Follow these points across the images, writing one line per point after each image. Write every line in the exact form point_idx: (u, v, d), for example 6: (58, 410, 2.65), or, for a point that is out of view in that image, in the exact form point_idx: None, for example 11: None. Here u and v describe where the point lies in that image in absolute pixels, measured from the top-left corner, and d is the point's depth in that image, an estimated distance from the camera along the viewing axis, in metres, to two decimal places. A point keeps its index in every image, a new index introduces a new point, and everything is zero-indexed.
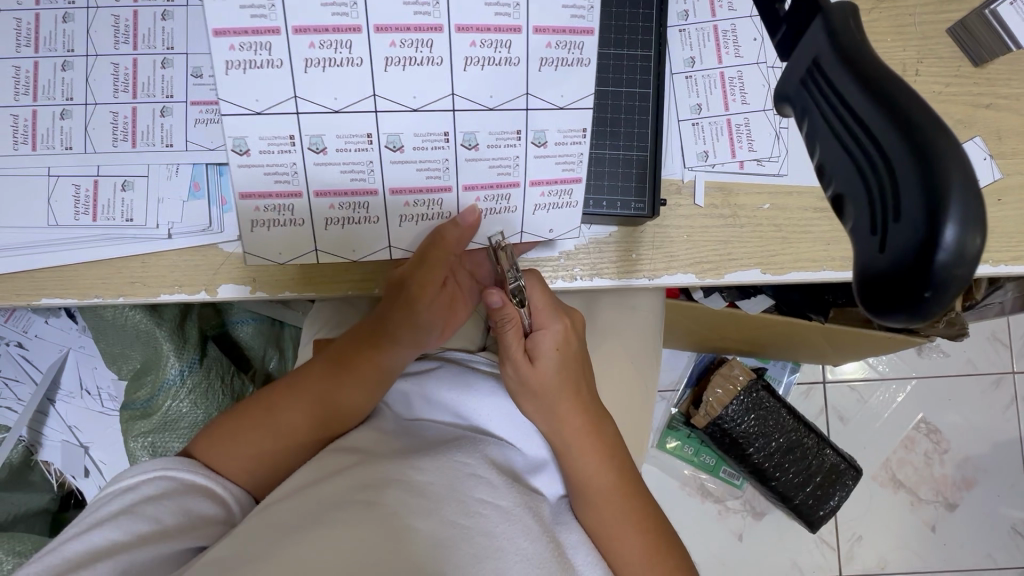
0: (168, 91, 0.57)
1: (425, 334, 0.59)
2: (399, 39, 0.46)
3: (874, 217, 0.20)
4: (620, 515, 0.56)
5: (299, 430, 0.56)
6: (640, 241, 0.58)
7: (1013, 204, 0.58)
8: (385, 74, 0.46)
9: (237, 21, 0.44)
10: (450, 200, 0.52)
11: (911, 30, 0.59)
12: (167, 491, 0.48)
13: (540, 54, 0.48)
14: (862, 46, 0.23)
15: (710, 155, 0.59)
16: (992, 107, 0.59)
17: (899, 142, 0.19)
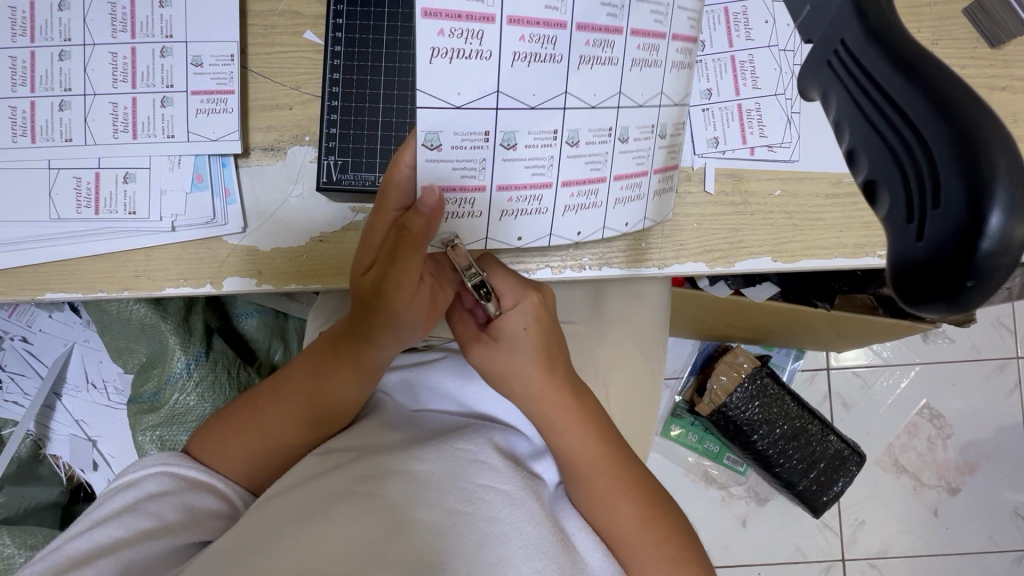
0: (168, 80, 0.56)
1: (401, 332, 0.53)
2: (528, 33, 0.42)
3: (912, 205, 0.19)
4: (611, 485, 0.54)
5: (289, 430, 0.55)
6: (649, 230, 0.57)
7: None
8: (510, 70, 0.43)
9: (451, 4, 0.39)
10: (604, 192, 0.51)
11: (926, 11, 0.58)
12: (169, 488, 0.48)
13: (579, 52, 0.44)
14: (890, 23, 0.22)
15: (720, 142, 0.58)
16: (1008, 89, 0.58)
17: (940, 126, 0.18)
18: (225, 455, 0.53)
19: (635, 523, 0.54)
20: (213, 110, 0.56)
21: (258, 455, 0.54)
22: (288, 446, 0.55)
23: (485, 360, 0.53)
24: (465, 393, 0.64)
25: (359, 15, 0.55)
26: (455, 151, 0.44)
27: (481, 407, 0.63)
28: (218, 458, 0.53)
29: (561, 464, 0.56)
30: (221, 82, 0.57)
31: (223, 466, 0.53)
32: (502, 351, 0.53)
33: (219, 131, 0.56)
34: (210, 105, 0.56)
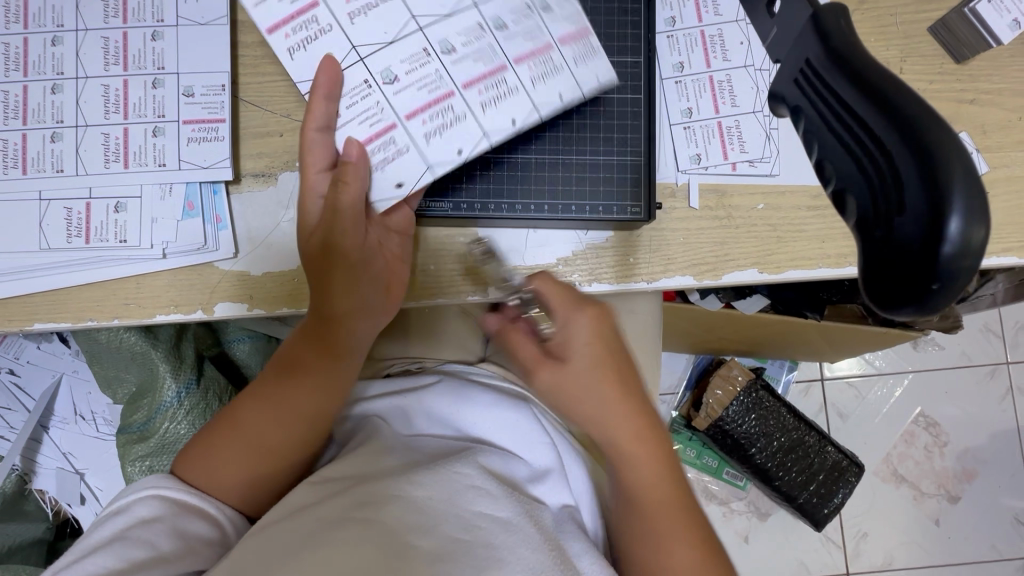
0: (160, 110, 0.57)
1: (364, 283, 0.54)
2: (353, 9, 0.51)
3: (877, 214, 0.20)
4: (674, 524, 0.50)
5: (275, 442, 0.53)
6: (637, 245, 0.58)
7: (1000, 196, 0.59)
8: (353, 26, 0.51)
9: (283, 11, 0.51)
10: (512, 77, 0.53)
11: (892, 30, 0.61)
12: (161, 512, 0.48)
13: (346, 10, 0.51)
14: (841, 34, 0.24)
15: (703, 158, 0.59)
16: (975, 102, 0.60)
17: (897, 138, 0.20)
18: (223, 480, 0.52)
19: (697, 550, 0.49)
20: (205, 138, 0.57)
21: (258, 462, 0.53)
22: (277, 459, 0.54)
23: (552, 382, 0.51)
24: (460, 415, 0.63)
25: None
26: (354, 110, 0.51)
27: (477, 428, 0.63)
28: (217, 487, 0.52)
29: (622, 496, 0.52)
30: (212, 111, 0.57)
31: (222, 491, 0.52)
32: (568, 370, 0.51)
33: (210, 158, 0.57)
34: (202, 134, 0.57)
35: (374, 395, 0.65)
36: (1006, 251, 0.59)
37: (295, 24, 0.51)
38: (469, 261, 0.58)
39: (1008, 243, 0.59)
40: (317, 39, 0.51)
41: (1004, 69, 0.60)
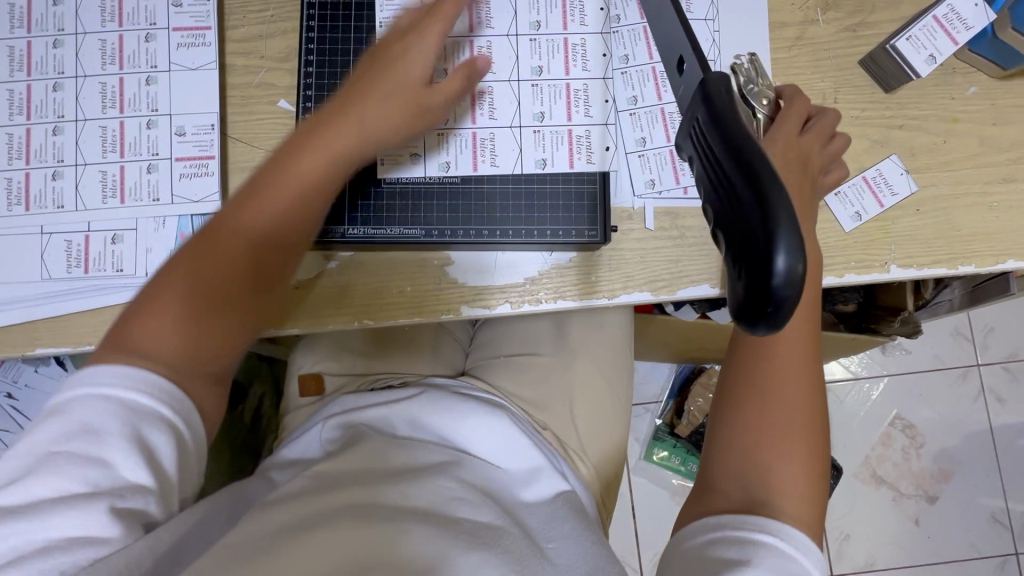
0: (154, 149, 0.61)
1: (341, 164, 0.55)
2: (183, 33, 0.63)
3: (735, 250, 0.26)
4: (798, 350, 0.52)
5: (240, 213, 0.52)
6: (598, 264, 0.63)
7: (930, 213, 0.64)
8: (188, 48, 0.63)
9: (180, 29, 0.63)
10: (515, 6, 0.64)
11: (826, 64, 0.67)
12: (102, 423, 0.42)
13: (175, 39, 0.63)
14: (730, 107, 0.29)
15: (657, 183, 0.64)
16: (904, 127, 0.66)
17: (747, 191, 0.25)
18: (141, 347, 0.46)
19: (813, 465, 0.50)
20: (196, 174, 0.61)
21: (189, 353, 0.47)
22: (239, 241, 0.51)
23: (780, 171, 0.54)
24: (444, 423, 0.66)
25: (325, 78, 0.64)
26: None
27: (459, 436, 0.66)
28: (127, 355, 0.45)
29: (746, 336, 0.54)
30: (202, 149, 0.62)
31: (136, 363, 0.45)
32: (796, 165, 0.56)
33: (200, 192, 0.61)
34: (194, 170, 0.61)
35: (356, 407, 0.69)
36: (935, 263, 0.64)
37: (479, 151, 0.63)
38: (442, 282, 0.63)
39: (937, 256, 0.64)
40: (498, 155, 0.63)
41: (929, 97, 0.66)
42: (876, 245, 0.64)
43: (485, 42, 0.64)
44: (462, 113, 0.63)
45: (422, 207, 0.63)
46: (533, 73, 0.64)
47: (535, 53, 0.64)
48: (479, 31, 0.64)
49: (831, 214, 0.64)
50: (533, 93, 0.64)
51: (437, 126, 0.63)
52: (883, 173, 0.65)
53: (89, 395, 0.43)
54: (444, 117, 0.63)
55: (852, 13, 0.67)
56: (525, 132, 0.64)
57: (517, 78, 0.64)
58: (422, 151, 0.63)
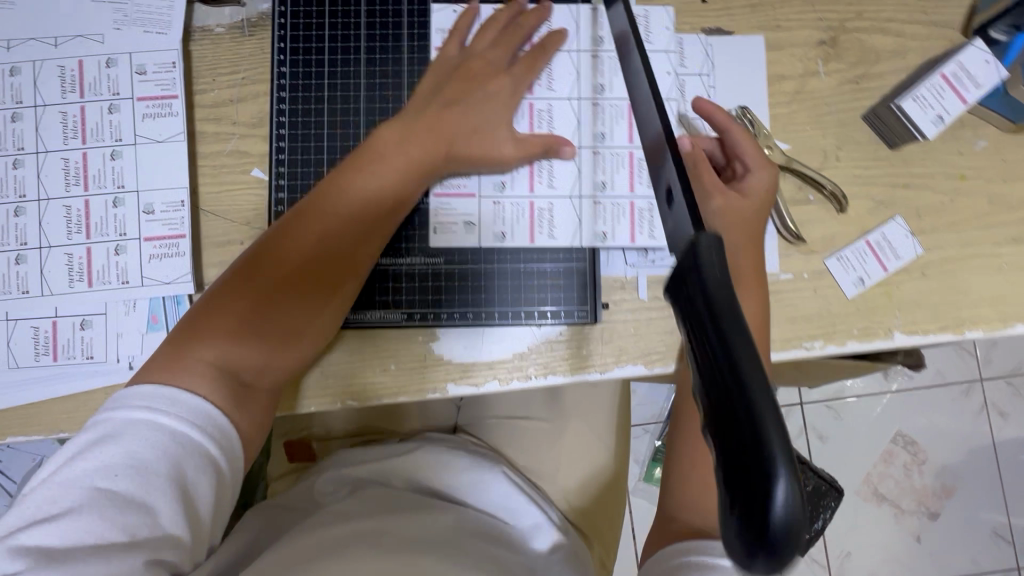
0: (121, 229, 0.58)
1: (394, 188, 0.55)
2: (149, 103, 0.60)
3: (725, 461, 0.23)
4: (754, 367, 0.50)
5: (301, 239, 0.53)
6: (590, 338, 0.60)
7: (936, 277, 0.62)
8: (153, 119, 0.60)
9: (146, 97, 0.60)
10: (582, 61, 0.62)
11: (828, 119, 0.63)
12: (145, 458, 0.42)
13: (141, 111, 0.60)
14: (715, 278, 0.26)
15: (626, 241, 0.61)
16: (909, 186, 0.63)
17: (743, 405, 0.23)
18: (195, 364, 0.47)
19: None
20: (166, 254, 0.58)
21: (241, 372, 0.49)
22: (295, 266, 0.52)
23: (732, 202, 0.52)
24: (441, 474, 0.67)
25: (298, 149, 0.61)
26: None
27: (455, 487, 0.67)
28: (183, 370, 0.46)
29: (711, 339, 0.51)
30: (172, 227, 0.59)
31: (195, 384, 0.46)
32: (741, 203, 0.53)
33: (172, 274, 0.58)
34: (164, 250, 0.58)
35: (355, 463, 0.69)
36: (942, 329, 0.61)
37: (536, 222, 0.61)
38: (427, 359, 0.60)
39: (944, 322, 0.61)
40: (557, 226, 0.61)
41: (936, 153, 0.63)
42: (881, 311, 0.61)
43: (544, 105, 0.62)
44: (519, 182, 0.61)
45: (401, 288, 0.60)
46: (594, 140, 0.62)
47: (596, 117, 0.62)
48: (537, 93, 0.62)
49: (833, 279, 0.61)
50: (594, 161, 0.61)
51: (493, 195, 0.61)
52: (888, 236, 0.62)
53: (141, 423, 0.43)
54: (502, 187, 0.61)
55: (854, 64, 0.64)
56: (585, 203, 0.61)
57: (579, 143, 0.62)
58: (476, 223, 0.61)
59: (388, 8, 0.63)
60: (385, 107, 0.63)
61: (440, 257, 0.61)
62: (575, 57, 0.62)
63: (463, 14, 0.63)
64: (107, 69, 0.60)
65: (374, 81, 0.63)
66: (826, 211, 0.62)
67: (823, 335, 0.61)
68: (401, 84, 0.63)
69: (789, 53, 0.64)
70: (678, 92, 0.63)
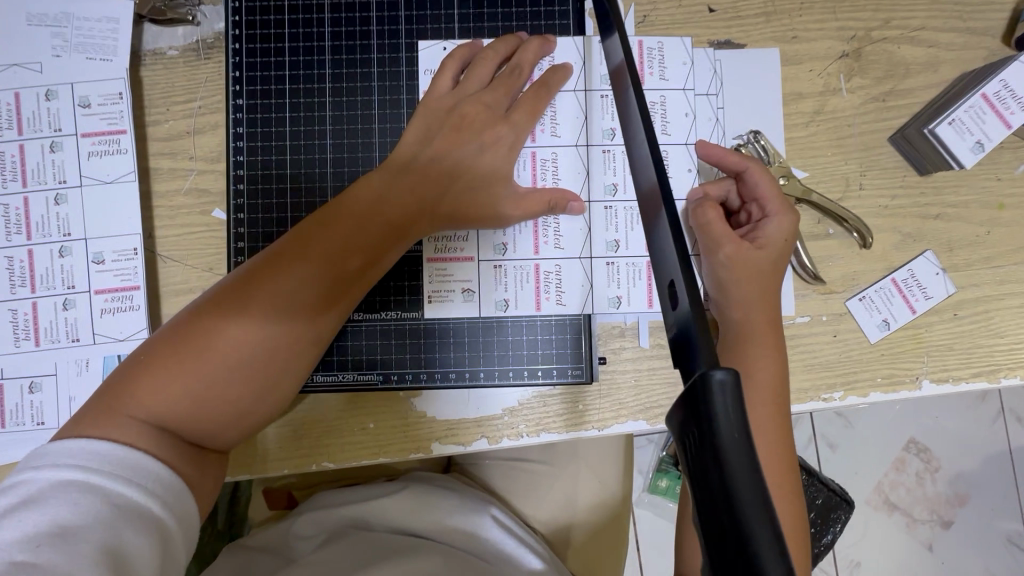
0: (70, 281, 0.53)
1: (366, 239, 0.48)
2: (95, 140, 0.54)
3: None
4: (760, 425, 0.46)
5: (255, 295, 0.45)
6: (587, 392, 0.54)
7: (969, 318, 0.56)
8: (100, 158, 0.54)
9: (93, 132, 0.54)
10: (592, 104, 0.55)
11: (851, 142, 0.57)
12: (80, 520, 0.37)
13: (87, 149, 0.54)
14: (726, 411, 0.23)
15: (624, 301, 0.54)
16: (941, 217, 0.56)
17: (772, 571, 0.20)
18: (124, 419, 0.42)
19: (795, 518, 0.44)
20: (119, 308, 0.53)
21: (179, 438, 0.44)
22: (247, 331, 0.45)
23: (746, 252, 0.48)
24: (426, 516, 0.62)
25: (259, 191, 0.56)
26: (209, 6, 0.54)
27: (442, 528, 0.61)
28: (112, 422, 0.42)
29: None
30: (125, 278, 0.53)
31: (125, 439, 0.41)
32: (759, 253, 0.48)
33: (126, 330, 0.53)
34: (116, 304, 0.53)
35: (335, 505, 0.64)
36: (976, 376, 0.55)
37: (543, 288, 0.54)
38: (408, 418, 0.53)
39: (978, 367, 0.55)
40: (565, 292, 0.54)
41: (969, 179, 0.56)
42: (908, 356, 0.55)
43: (548, 153, 0.55)
44: (523, 243, 0.54)
45: (374, 346, 0.54)
46: (606, 192, 0.55)
47: (608, 167, 0.55)
48: (540, 140, 0.55)
49: (856, 322, 0.55)
50: (606, 217, 0.55)
51: (493, 258, 0.54)
52: (916, 273, 0.56)
53: (69, 485, 0.38)
54: (504, 249, 0.54)
55: (880, 79, 0.57)
56: (597, 265, 0.55)
57: (589, 197, 0.55)
58: (475, 289, 0.54)
59: (355, 29, 0.57)
60: (354, 142, 0.56)
61: (419, 311, 0.54)
62: (581, 96, 0.55)
63: (459, 47, 0.55)
64: (48, 102, 0.54)
65: (341, 112, 0.57)
66: (848, 247, 0.56)
67: (844, 384, 0.55)
68: (372, 116, 0.57)
69: (808, 68, 0.57)
70: (690, 119, 0.56)
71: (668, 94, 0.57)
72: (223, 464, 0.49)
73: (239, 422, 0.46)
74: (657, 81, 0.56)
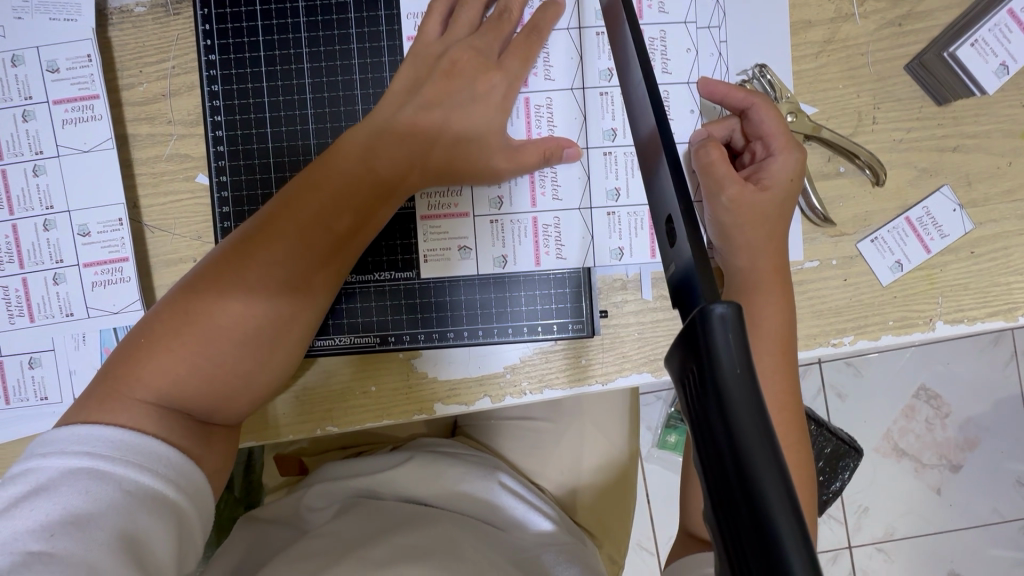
0: (57, 255, 0.52)
1: (354, 199, 0.46)
2: (68, 107, 0.52)
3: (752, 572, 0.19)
4: (768, 379, 0.44)
5: (246, 265, 0.44)
6: (590, 346, 0.53)
7: (987, 256, 0.53)
8: (75, 126, 0.52)
9: (65, 98, 0.52)
10: (587, 43, 0.52)
11: (864, 72, 0.53)
12: (95, 507, 0.37)
13: (60, 117, 0.52)
14: (726, 345, 0.21)
15: (625, 252, 0.53)
16: (959, 149, 0.53)
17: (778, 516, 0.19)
18: (132, 401, 0.42)
19: (802, 469, 0.44)
20: (111, 280, 0.52)
21: (184, 413, 0.44)
22: (241, 301, 0.44)
23: (751, 195, 0.45)
24: (434, 482, 0.62)
25: (240, 153, 0.54)
26: None
27: (450, 492, 0.61)
28: (119, 405, 0.42)
29: None
30: (113, 250, 0.52)
31: (135, 422, 0.41)
32: (766, 196, 0.45)
33: (119, 302, 0.52)
34: (107, 276, 0.52)
35: (344, 477, 0.64)
36: (992, 315, 0.53)
37: (541, 241, 0.52)
38: (411, 380, 0.53)
39: (994, 306, 0.53)
40: (565, 245, 0.53)
41: (992, 107, 0.53)
42: (921, 298, 0.54)
43: (542, 98, 0.52)
44: (519, 195, 0.52)
45: (371, 308, 0.53)
46: (605, 138, 0.52)
47: (606, 110, 0.52)
48: (532, 85, 0.52)
49: (867, 265, 0.53)
50: (605, 163, 0.52)
51: (489, 213, 0.52)
52: (931, 210, 0.53)
53: (79, 472, 0.38)
54: (500, 203, 0.52)
55: (896, 1, 0.53)
56: (597, 215, 0.53)
57: (586, 142, 0.52)
58: (472, 246, 0.53)
59: None
60: (335, 95, 0.54)
61: (414, 271, 0.53)
62: (574, 33, 0.52)
63: None
64: (14, 69, 0.52)
65: (319, 63, 0.54)
66: (860, 185, 0.53)
67: (854, 328, 0.54)
68: (352, 67, 0.54)
69: None
70: (692, 55, 0.52)
71: (668, 29, 0.53)
72: (236, 433, 0.49)
73: (243, 393, 0.46)
74: (656, 14, 0.52)
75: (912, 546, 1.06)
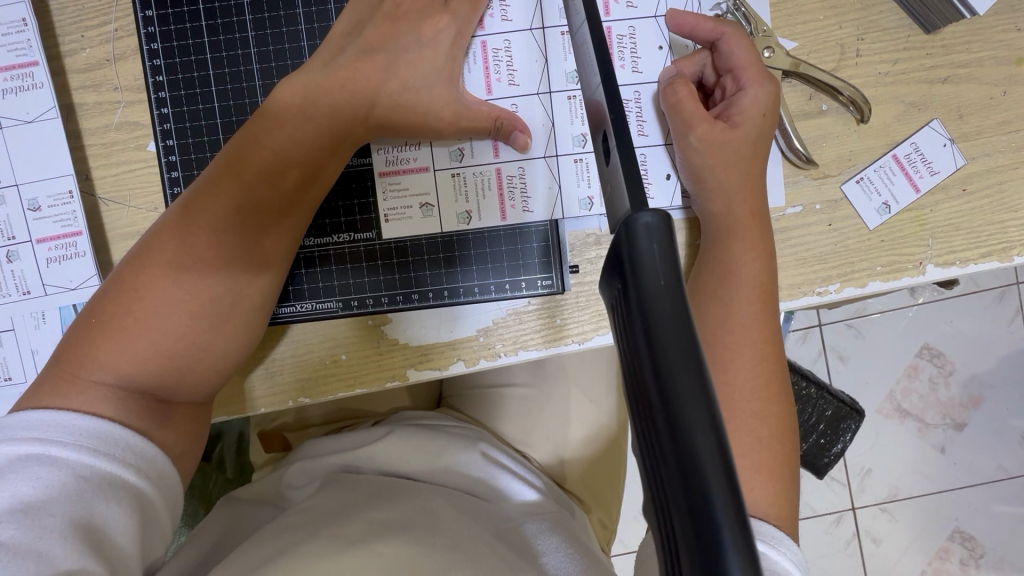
0: (10, 232, 0.51)
1: (305, 153, 0.44)
2: (7, 76, 0.50)
3: (665, 470, 0.19)
4: (745, 329, 0.42)
5: (196, 230, 0.42)
6: (564, 305, 0.50)
7: (980, 193, 0.50)
8: (15, 96, 0.50)
9: (3, 67, 0.50)
10: None
11: (847, 2, 0.50)
12: (48, 496, 0.36)
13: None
14: (650, 252, 0.22)
15: (595, 202, 0.50)
16: (950, 80, 0.50)
17: (694, 416, 0.19)
18: (85, 383, 0.40)
19: (785, 423, 0.42)
20: (66, 256, 0.51)
21: (142, 394, 0.41)
22: (194, 269, 0.42)
23: (722, 134, 0.43)
24: (415, 454, 0.60)
25: (187, 115, 0.51)
26: None
27: (432, 462, 0.60)
28: (73, 389, 0.40)
29: (703, 290, 0.43)
30: (66, 224, 0.50)
31: (90, 405, 0.40)
32: (737, 133, 0.43)
33: (76, 278, 0.51)
34: (61, 252, 0.51)
35: (325, 452, 0.63)
36: (985, 256, 0.51)
37: (507, 195, 0.50)
38: (381, 347, 0.51)
39: (988, 246, 0.51)
40: (531, 198, 0.50)
41: (983, 34, 0.50)
42: (910, 241, 0.51)
43: (501, 42, 0.49)
44: (480, 146, 0.50)
45: (333, 273, 0.51)
46: (569, 81, 0.49)
47: (566, 50, 0.49)
48: (489, 28, 0.49)
49: (853, 207, 0.51)
50: (570, 108, 0.50)
51: (450, 166, 0.50)
52: (920, 146, 0.50)
53: (30, 459, 0.37)
54: (460, 155, 0.50)
55: None
56: (563, 163, 0.50)
57: (549, 87, 0.49)
58: (434, 203, 0.50)
59: None
60: (281, 49, 0.51)
61: (374, 231, 0.51)
62: None
63: None
64: None
65: (261, 15, 0.51)
66: (844, 123, 0.51)
67: (840, 276, 0.51)
68: (297, 18, 0.51)
69: None
70: None
71: None
72: (210, 408, 0.48)
73: (201, 365, 0.43)
74: None
75: (916, 506, 1.04)
